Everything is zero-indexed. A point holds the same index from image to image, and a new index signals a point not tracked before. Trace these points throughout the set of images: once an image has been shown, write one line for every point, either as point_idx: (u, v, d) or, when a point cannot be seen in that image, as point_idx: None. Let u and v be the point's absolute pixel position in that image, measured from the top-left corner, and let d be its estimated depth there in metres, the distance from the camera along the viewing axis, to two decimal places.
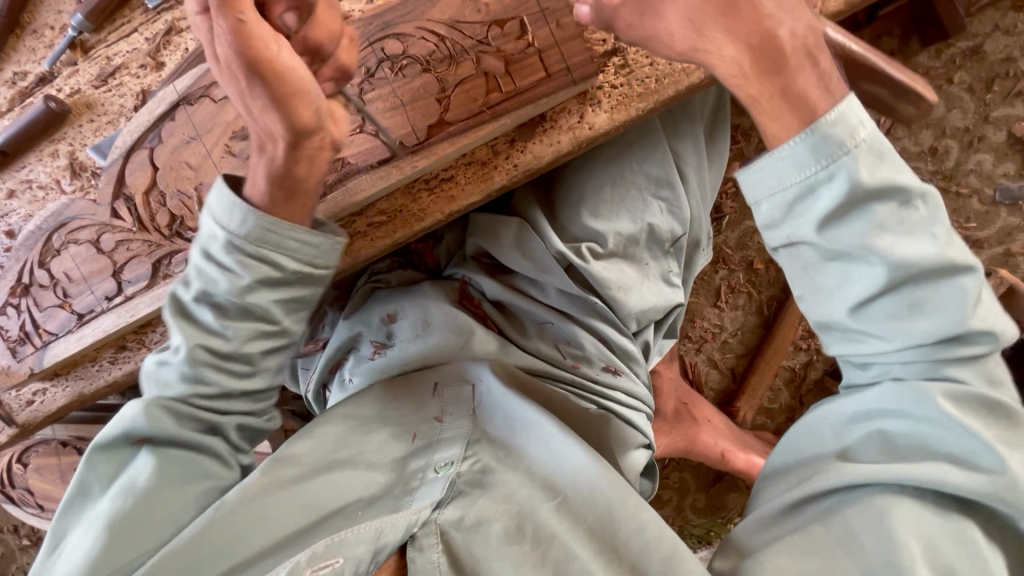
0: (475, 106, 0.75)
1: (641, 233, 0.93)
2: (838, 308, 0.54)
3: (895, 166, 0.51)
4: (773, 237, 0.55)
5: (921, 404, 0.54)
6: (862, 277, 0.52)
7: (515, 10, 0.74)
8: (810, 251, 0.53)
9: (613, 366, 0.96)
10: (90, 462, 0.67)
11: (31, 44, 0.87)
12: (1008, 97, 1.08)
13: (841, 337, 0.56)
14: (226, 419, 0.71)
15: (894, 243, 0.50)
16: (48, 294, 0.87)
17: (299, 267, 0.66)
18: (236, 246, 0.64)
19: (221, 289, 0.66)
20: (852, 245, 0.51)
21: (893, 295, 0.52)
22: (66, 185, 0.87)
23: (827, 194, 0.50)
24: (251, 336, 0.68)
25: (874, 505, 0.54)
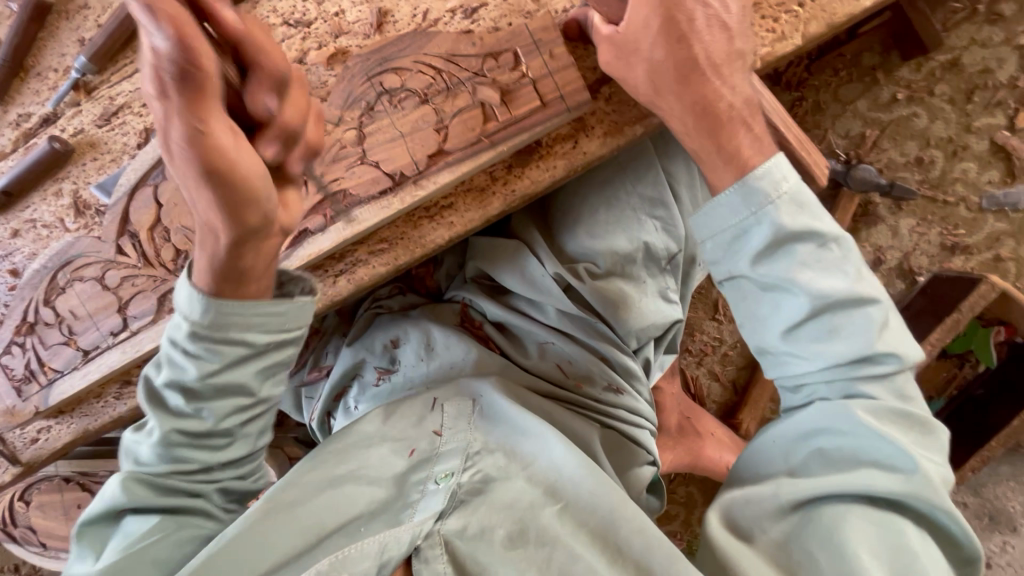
0: (472, 136, 0.77)
1: (637, 251, 0.95)
2: (773, 333, 0.64)
3: (815, 214, 0.63)
4: (718, 271, 0.67)
5: (842, 418, 0.60)
6: (788, 305, 0.62)
7: (508, 42, 0.77)
8: (748, 284, 0.65)
9: (615, 385, 0.96)
10: (80, 534, 0.66)
11: (35, 86, 0.89)
12: (987, 108, 1.12)
13: (776, 361, 0.66)
14: (210, 485, 0.70)
15: (814, 277, 0.61)
16: (53, 332, 0.87)
17: (270, 338, 0.67)
18: (198, 335, 0.64)
19: (190, 376, 0.65)
20: (779, 278, 0.62)
21: (814, 322, 0.62)
22: (70, 224, 0.88)
23: (755, 236, 0.63)
24: (229, 413, 0.68)
25: (825, 515, 0.58)
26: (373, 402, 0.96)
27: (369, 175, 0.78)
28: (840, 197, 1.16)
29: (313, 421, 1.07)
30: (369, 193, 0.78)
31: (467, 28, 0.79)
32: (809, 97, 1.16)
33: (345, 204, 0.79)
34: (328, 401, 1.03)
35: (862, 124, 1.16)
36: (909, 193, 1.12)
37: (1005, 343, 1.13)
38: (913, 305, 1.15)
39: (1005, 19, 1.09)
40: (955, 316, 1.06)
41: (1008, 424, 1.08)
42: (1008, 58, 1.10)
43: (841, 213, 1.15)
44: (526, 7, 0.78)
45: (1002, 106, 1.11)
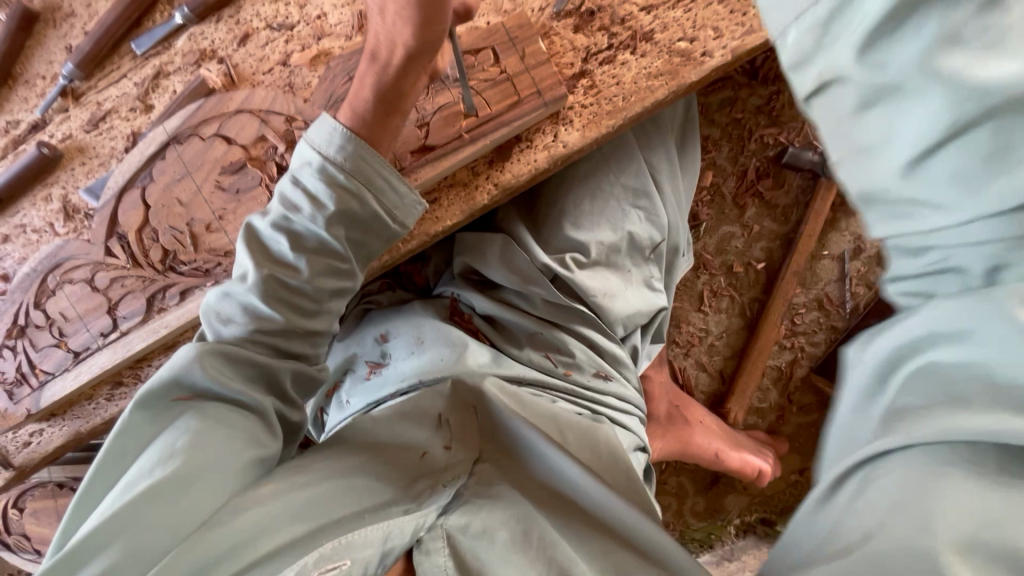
0: (453, 131, 0.79)
1: (621, 241, 0.96)
2: (889, 168, 0.37)
3: None
4: (802, 80, 0.38)
5: (1003, 320, 0.36)
6: (916, 121, 0.34)
7: (486, 41, 0.79)
8: (846, 96, 0.37)
9: (604, 372, 0.98)
10: (134, 416, 0.66)
11: (24, 93, 0.90)
12: None
13: (887, 215, 0.40)
14: (282, 366, 0.73)
15: (1007, 66, 0.31)
16: (44, 334, 0.88)
17: (378, 210, 0.72)
18: (329, 174, 0.69)
19: (305, 217, 0.70)
20: (908, 75, 0.34)
21: (965, 143, 0.34)
22: (60, 228, 0.90)
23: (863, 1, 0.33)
24: (323, 272, 0.72)
25: (922, 478, 0.38)
26: (364, 397, 0.96)
27: None
28: (819, 188, 1.18)
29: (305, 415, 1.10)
30: None
31: None
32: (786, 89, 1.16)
33: None
34: (320, 397, 1.05)
35: None
36: None
37: None
38: None
39: None
40: None
41: None
42: None
43: (820, 203, 1.17)
44: (503, 6, 0.81)
45: None
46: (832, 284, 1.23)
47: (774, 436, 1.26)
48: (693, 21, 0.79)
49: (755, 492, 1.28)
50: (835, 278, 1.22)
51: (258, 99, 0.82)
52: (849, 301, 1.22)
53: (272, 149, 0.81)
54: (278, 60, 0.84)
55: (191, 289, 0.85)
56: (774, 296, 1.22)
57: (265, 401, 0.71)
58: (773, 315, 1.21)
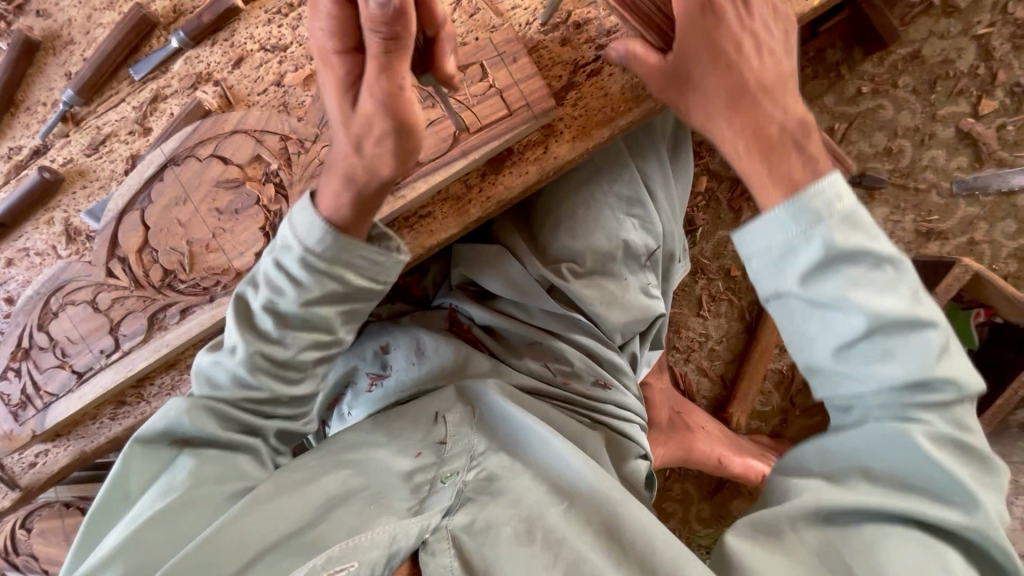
0: (445, 146, 0.80)
1: (616, 249, 0.97)
2: (824, 350, 0.61)
3: (869, 233, 0.59)
4: (764, 289, 0.63)
5: (898, 442, 0.57)
6: (841, 326, 0.58)
7: (475, 56, 0.80)
8: (795, 302, 0.61)
9: (603, 380, 0.98)
10: (132, 454, 0.69)
11: (26, 120, 0.92)
12: (950, 96, 1.15)
13: (828, 380, 0.62)
14: (268, 424, 0.74)
15: (868, 297, 0.57)
16: (48, 356, 0.90)
17: (360, 284, 0.71)
18: (310, 263, 0.69)
19: (287, 300, 0.70)
20: (831, 297, 0.58)
21: (868, 342, 0.58)
22: (62, 250, 0.91)
23: (800, 260, 0.59)
24: (309, 347, 0.73)
25: (864, 536, 0.56)
26: (366, 408, 0.98)
27: None
28: None
29: None
30: None
31: None
32: None
33: None
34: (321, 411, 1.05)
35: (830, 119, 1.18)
36: (881, 182, 1.18)
37: (985, 324, 1.14)
38: None
39: (961, 10, 1.12)
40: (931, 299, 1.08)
41: None
42: (967, 48, 1.13)
43: None
44: (491, 21, 0.81)
45: (965, 94, 1.15)
46: None
47: (778, 439, 1.26)
48: None
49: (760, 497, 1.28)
50: None
51: (253, 119, 0.83)
52: None
53: (267, 168, 0.83)
54: (272, 81, 0.86)
55: (191, 308, 0.86)
56: None
57: (257, 445, 0.74)
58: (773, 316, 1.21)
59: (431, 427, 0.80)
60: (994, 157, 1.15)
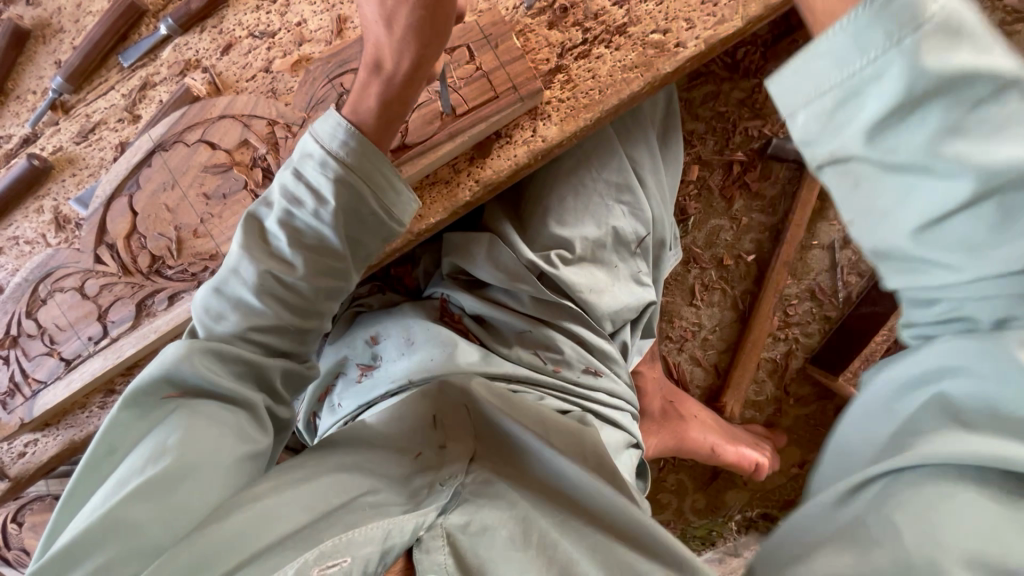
0: (432, 128, 0.80)
1: (606, 236, 0.97)
2: (895, 230, 0.41)
3: (984, 44, 0.37)
4: (812, 155, 0.42)
5: (989, 358, 0.39)
6: (934, 191, 0.38)
7: (461, 39, 0.80)
8: (859, 167, 0.40)
9: (594, 368, 0.98)
10: (125, 411, 0.66)
11: (16, 108, 0.92)
12: None
13: (896, 271, 0.43)
14: (274, 363, 0.73)
15: (984, 143, 0.37)
16: (36, 343, 0.90)
17: (377, 207, 0.71)
18: (329, 170, 0.69)
19: (308, 211, 0.70)
20: (910, 151, 0.38)
21: (972, 210, 0.38)
22: (51, 238, 0.91)
23: (869, 105, 0.39)
24: (320, 272, 0.71)
25: (926, 489, 0.39)
26: (355, 399, 0.96)
27: None
28: (804, 178, 1.18)
29: (298, 422, 1.09)
30: None
31: None
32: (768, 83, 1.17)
33: None
34: (312, 402, 1.05)
35: None
36: None
37: None
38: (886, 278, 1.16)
39: None
40: None
41: None
42: None
43: (806, 192, 1.17)
44: (478, 6, 0.82)
45: None
46: (824, 274, 1.22)
47: (772, 428, 1.26)
48: (665, 12, 0.80)
49: (755, 486, 1.27)
50: (826, 268, 1.22)
51: (240, 104, 0.83)
52: (842, 291, 1.22)
53: (254, 152, 0.83)
54: (260, 67, 0.86)
55: (179, 294, 0.86)
56: (767, 285, 1.21)
57: (254, 396, 0.71)
58: (764, 306, 1.20)
59: (427, 432, 0.79)
60: None
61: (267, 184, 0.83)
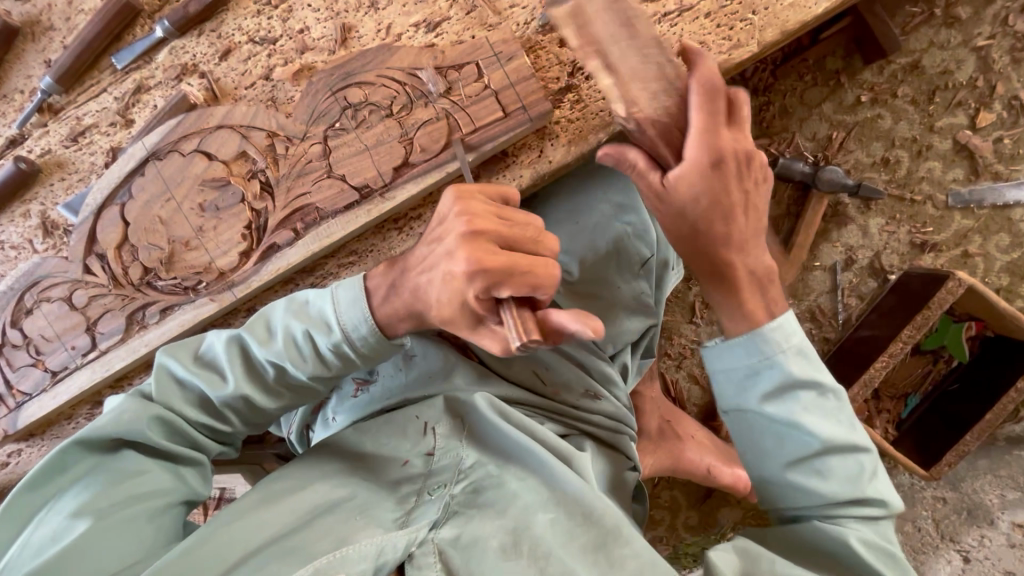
0: (437, 147, 0.78)
1: (608, 258, 0.95)
2: (776, 461, 0.63)
3: (817, 364, 0.63)
4: (727, 402, 0.66)
5: (831, 539, 0.59)
6: (796, 444, 0.61)
7: (469, 55, 0.77)
8: (753, 417, 0.64)
9: (593, 391, 0.96)
10: (71, 450, 0.69)
11: (2, 107, 0.88)
12: (949, 108, 1.14)
13: (782, 491, 0.64)
14: (217, 445, 0.76)
15: (815, 421, 0.61)
16: (21, 353, 0.87)
17: (365, 363, 0.72)
18: (320, 338, 0.70)
19: (300, 370, 0.71)
20: (785, 420, 0.61)
21: (813, 462, 0.61)
22: (38, 245, 0.88)
23: (764, 387, 0.63)
24: (294, 402, 0.75)
25: None
26: (350, 413, 0.95)
27: (334, 189, 0.80)
28: (809, 199, 1.17)
29: (290, 433, 1.07)
30: (336, 208, 0.80)
31: (431, 42, 0.79)
32: (776, 101, 1.18)
33: (310, 220, 0.80)
34: (306, 414, 1.02)
35: (829, 126, 1.18)
36: (876, 193, 1.14)
37: (976, 338, 1.13)
38: (886, 303, 1.15)
39: (962, 21, 1.11)
40: (924, 314, 1.05)
41: (982, 418, 1.06)
42: (967, 59, 1.12)
43: (810, 214, 1.16)
44: (488, 20, 0.79)
45: (964, 106, 1.14)
46: (824, 295, 1.23)
47: None
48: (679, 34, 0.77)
49: (749, 505, 1.27)
50: (827, 289, 1.23)
51: (239, 115, 0.81)
52: (841, 313, 1.23)
53: (252, 165, 0.80)
54: (260, 75, 0.83)
55: (172, 307, 0.84)
56: None
57: (198, 456, 0.74)
58: None
59: (418, 437, 0.83)
60: (989, 171, 1.15)
61: (264, 197, 0.80)
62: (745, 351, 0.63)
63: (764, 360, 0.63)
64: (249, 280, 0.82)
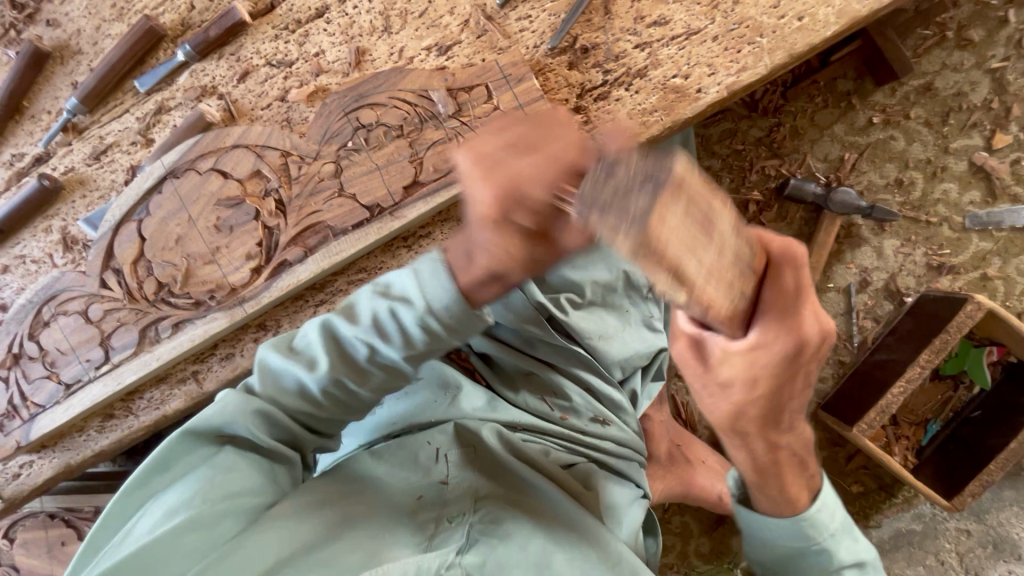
0: (447, 167, 0.79)
1: (617, 280, 0.95)
2: None
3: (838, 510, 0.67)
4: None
5: None
6: None
7: (479, 77, 0.79)
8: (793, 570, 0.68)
9: (602, 417, 0.95)
10: (174, 444, 0.69)
11: (30, 127, 0.92)
12: (964, 129, 1.13)
13: None
14: (315, 441, 0.77)
15: None
16: (36, 365, 0.88)
17: (473, 335, 0.72)
18: (429, 315, 0.69)
19: (391, 352, 0.71)
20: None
21: None
22: (59, 259, 0.90)
23: (801, 557, 0.66)
24: (382, 385, 0.75)
25: None
26: (356, 438, 0.94)
27: (346, 207, 0.81)
28: (822, 220, 1.15)
29: None
30: (346, 225, 0.81)
31: (442, 65, 0.81)
32: (787, 122, 1.17)
33: (322, 237, 0.82)
34: None
35: (841, 148, 1.17)
36: (889, 215, 1.09)
37: (998, 363, 1.11)
38: (903, 327, 1.12)
39: (975, 43, 1.10)
40: (942, 337, 1.02)
41: (1007, 447, 1.02)
42: (981, 81, 1.11)
43: (823, 235, 1.15)
44: (497, 44, 0.80)
45: (979, 128, 1.13)
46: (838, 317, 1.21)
47: None
48: (688, 58, 0.78)
49: None
50: (841, 311, 1.21)
51: (253, 134, 0.82)
52: (857, 336, 1.21)
53: (266, 183, 0.82)
54: (277, 96, 0.85)
55: (183, 322, 0.85)
56: None
57: (293, 453, 0.74)
58: None
59: (431, 467, 0.82)
60: (1007, 193, 1.13)
61: (277, 214, 0.82)
62: (794, 531, 0.64)
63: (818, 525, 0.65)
64: (259, 297, 0.83)
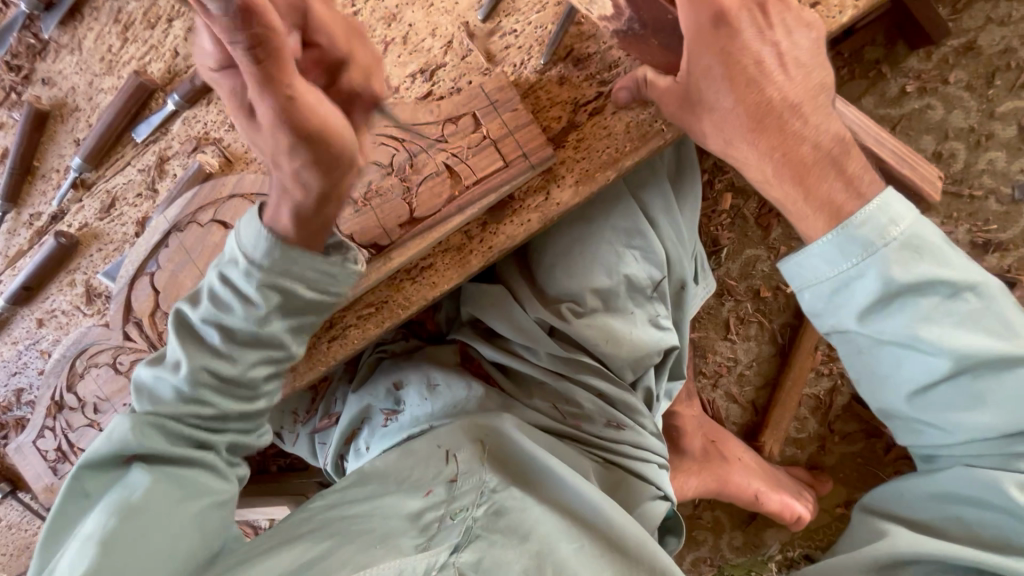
0: (442, 201, 0.77)
1: (619, 285, 0.91)
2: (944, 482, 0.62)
3: (934, 259, 0.58)
4: (820, 325, 0.65)
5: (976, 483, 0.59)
6: (926, 370, 0.59)
7: (466, 106, 0.77)
8: (858, 337, 0.62)
9: (615, 421, 0.96)
10: (85, 475, 0.69)
11: (42, 187, 0.94)
12: (1012, 90, 1.02)
13: (908, 425, 0.64)
14: (219, 437, 0.73)
15: (950, 336, 0.57)
16: (78, 415, 0.94)
17: (314, 296, 0.71)
18: (257, 274, 0.69)
19: (237, 316, 0.70)
20: (901, 336, 0.59)
21: (953, 384, 0.59)
22: (85, 311, 0.94)
23: (851, 304, 0.61)
24: (259, 362, 0.72)
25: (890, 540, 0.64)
26: (383, 444, 0.95)
27: (370, 233, 0.79)
28: None
29: (327, 465, 1.09)
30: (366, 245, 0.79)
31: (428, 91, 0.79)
32: None
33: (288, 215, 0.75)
34: (339, 445, 1.04)
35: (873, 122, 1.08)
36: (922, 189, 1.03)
37: None
38: None
39: None
40: None
41: None
42: None
43: None
44: (484, 65, 0.78)
45: None
46: None
47: (815, 473, 1.19)
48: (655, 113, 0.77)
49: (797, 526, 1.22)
50: None
51: (248, 182, 0.83)
52: None
53: None
54: None
55: None
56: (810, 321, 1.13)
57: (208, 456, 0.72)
58: (807, 341, 1.13)
59: (440, 466, 0.81)
60: None
61: None
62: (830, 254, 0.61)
63: (866, 244, 0.59)
64: None
